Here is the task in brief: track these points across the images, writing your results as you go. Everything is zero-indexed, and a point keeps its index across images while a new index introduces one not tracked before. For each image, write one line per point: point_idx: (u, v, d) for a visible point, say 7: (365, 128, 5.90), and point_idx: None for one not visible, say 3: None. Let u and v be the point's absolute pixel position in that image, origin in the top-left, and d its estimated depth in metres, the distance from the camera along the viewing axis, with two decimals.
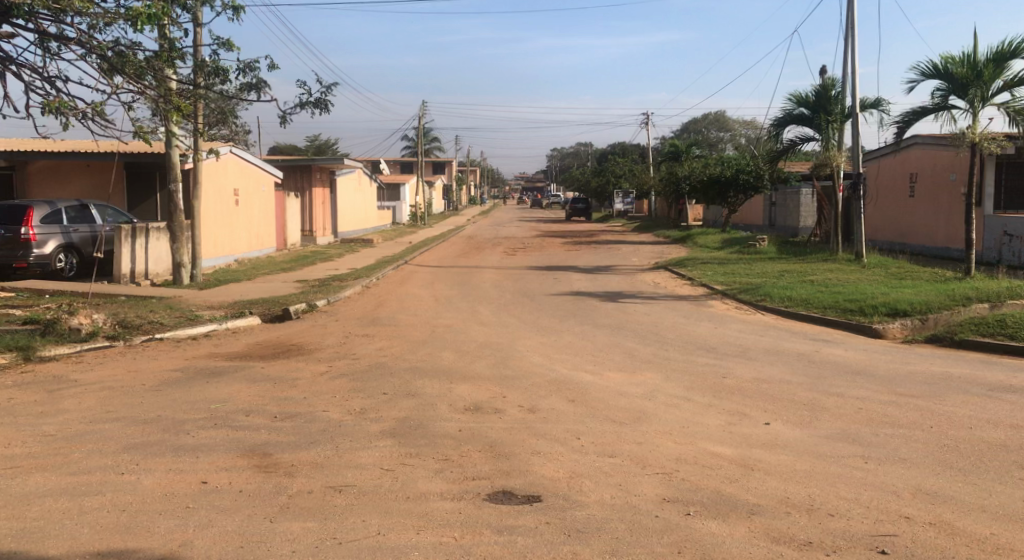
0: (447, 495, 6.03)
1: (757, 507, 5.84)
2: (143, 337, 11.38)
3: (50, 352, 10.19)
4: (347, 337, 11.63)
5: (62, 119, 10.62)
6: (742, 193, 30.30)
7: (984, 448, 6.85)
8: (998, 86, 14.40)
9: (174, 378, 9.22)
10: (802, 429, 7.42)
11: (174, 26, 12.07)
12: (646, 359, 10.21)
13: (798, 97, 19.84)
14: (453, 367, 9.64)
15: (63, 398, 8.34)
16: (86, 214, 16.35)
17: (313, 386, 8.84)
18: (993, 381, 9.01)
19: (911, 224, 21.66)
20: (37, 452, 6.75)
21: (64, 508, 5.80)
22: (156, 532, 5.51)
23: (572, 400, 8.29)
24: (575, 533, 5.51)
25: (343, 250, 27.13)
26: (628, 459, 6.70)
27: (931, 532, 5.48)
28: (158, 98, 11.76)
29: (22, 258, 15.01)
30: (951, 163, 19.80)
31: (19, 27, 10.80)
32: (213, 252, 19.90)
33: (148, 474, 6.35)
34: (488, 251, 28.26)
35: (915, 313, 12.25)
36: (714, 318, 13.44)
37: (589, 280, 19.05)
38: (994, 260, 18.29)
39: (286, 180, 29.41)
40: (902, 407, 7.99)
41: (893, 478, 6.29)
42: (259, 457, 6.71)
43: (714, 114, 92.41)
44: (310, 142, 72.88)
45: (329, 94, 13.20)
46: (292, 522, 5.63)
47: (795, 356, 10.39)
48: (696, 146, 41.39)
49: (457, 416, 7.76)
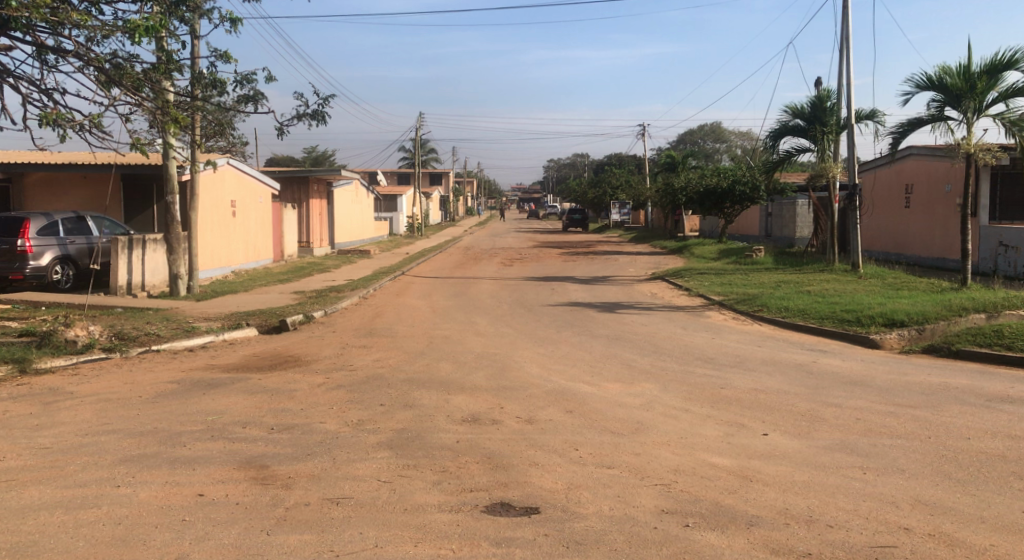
0: (445, 507, 6.02)
1: (756, 519, 5.83)
2: (140, 348, 11.35)
3: (46, 364, 10.17)
4: (344, 349, 11.62)
5: (59, 130, 10.65)
6: (739, 205, 30.68)
7: (983, 458, 6.85)
8: (992, 98, 14.47)
9: (170, 390, 9.19)
10: (800, 439, 7.42)
11: (172, 39, 12.11)
12: (644, 370, 10.20)
13: (793, 108, 19.89)
14: (451, 379, 9.62)
15: (59, 411, 8.31)
16: (83, 226, 16.37)
17: (310, 397, 8.82)
18: (991, 391, 9.02)
19: (906, 235, 21.75)
20: (32, 466, 6.72)
21: (59, 521, 5.78)
22: (151, 545, 5.49)
23: (570, 411, 8.29)
24: (574, 545, 5.49)
25: (340, 261, 27.15)
26: (626, 470, 6.69)
27: (931, 543, 5.48)
28: (156, 110, 11.73)
29: (18, 270, 14.94)
30: (946, 174, 19.87)
31: (17, 39, 10.82)
32: (211, 263, 19.90)
33: (144, 487, 6.33)
34: (486, 261, 28.29)
35: (911, 323, 12.27)
36: (712, 329, 13.44)
37: (586, 290, 19.06)
38: (990, 271, 18.32)
39: (283, 192, 29.50)
40: (900, 418, 7.99)
41: (892, 489, 6.30)
42: (256, 470, 6.69)
43: (710, 125, 92.68)
44: (308, 154, 72.94)
45: (326, 105, 13.24)
46: (290, 534, 5.62)
47: (793, 367, 10.40)
48: (692, 157, 41.47)
49: (455, 427, 7.75)
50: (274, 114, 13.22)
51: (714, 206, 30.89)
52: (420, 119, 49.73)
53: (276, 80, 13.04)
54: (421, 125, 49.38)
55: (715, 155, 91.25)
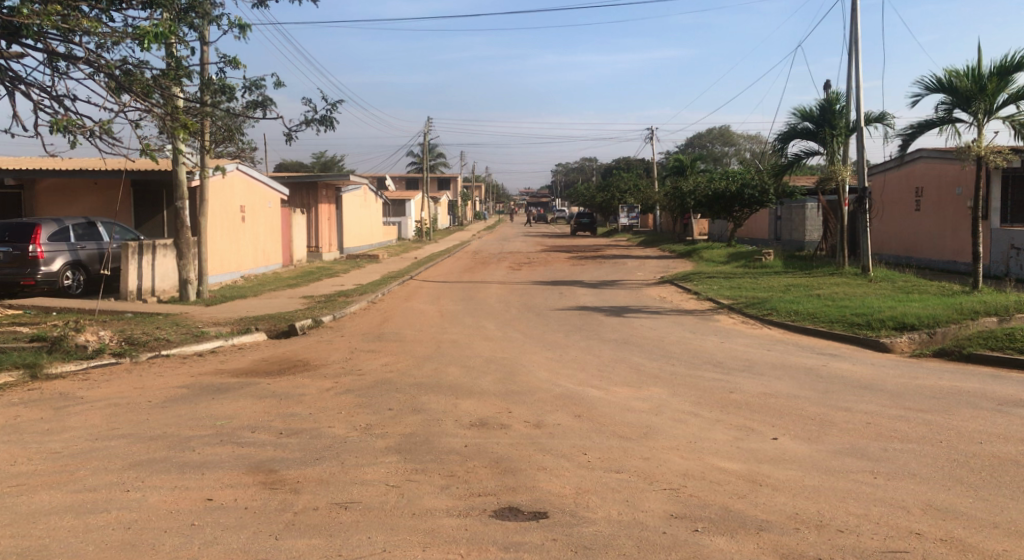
0: (453, 511, 6.01)
1: (765, 523, 5.80)
2: (150, 353, 11.37)
3: (57, 369, 10.20)
4: (352, 353, 11.63)
5: (70, 137, 10.69)
6: (748, 208, 30.47)
7: (995, 463, 6.80)
8: (1003, 99, 14.40)
9: (179, 395, 9.19)
10: (810, 443, 7.40)
11: (181, 45, 12.15)
12: (652, 374, 10.17)
13: (802, 112, 19.85)
14: (459, 383, 9.61)
15: (69, 416, 8.32)
16: (94, 231, 16.38)
17: (319, 402, 8.82)
18: (1002, 395, 8.96)
19: (917, 238, 21.67)
20: (44, 470, 6.75)
21: (69, 525, 5.79)
22: (161, 549, 5.50)
23: (578, 416, 8.26)
24: (582, 550, 5.47)
25: (349, 265, 27.18)
26: (635, 475, 6.66)
27: (943, 549, 5.43)
28: (166, 116, 11.76)
29: (30, 275, 14.99)
30: (957, 176, 19.81)
31: (28, 47, 10.85)
32: (220, 268, 19.95)
33: (153, 491, 6.34)
34: (494, 266, 28.18)
35: (922, 326, 12.21)
36: (721, 333, 13.38)
37: (595, 294, 19.00)
38: (1002, 274, 18.24)
39: (292, 197, 29.59)
40: (911, 423, 7.94)
41: (903, 494, 6.25)
42: (265, 474, 6.69)
43: (718, 129, 92.84)
44: (315, 159, 72.88)
45: (334, 111, 13.25)
46: (298, 539, 5.62)
47: (803, 371, 10.35)
48: (700, 161, 41.47)
49: (463, 432, 7.74)
50: (282, 119, 13.24)
51: (722, 210, 30.67)
52: (427, 122, 49.69)
53: (284, 86, 13.06)
54: (428, 129, 49.47)
55: (723, 158, 91.26)
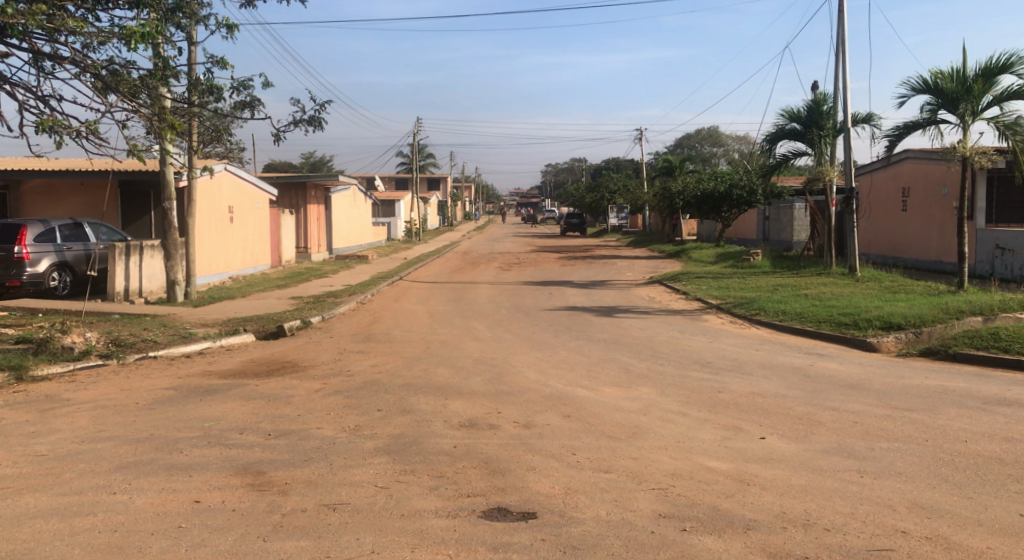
0: (442, 512, 6.01)
1: (752, 523, 5.82)
2: (138, 354, 11.34)
3: (43, 371, 10.16)
4: (341, 354, 11.62)
5: (55, 137, 10.63)
6: (736, 209, 30.56)
7: (980, 461, 6.85)
8: (987, 101, 14.50)
9: (166, 396, 9.16)
10: (797, 443, 7.43)
11: (168, 45, 12.10)
12: (641, 374, 10.20)
13: (789, 112, 19.91)
14: (449, 384, 9.61)
15: (55, 418, 8.29)
16: (80, 232, 16.29)
17: (307, 403, 8.82)
18: (987, 394, 9.02)
19: (904, 238, 21.77)
20: (29, 473, 6.71)
21: (55, 528, 5.77)
22: (148, 552, 5.48)
23: (567, 416, 8.28)
24: (570, 550, 5.48)
25: (338, 266, 27.15)
26: (624, 474, 6.68)
27: (928, 547, 5.47)
28: (153, 116, 11.71)
29: (15, 276, 14.91)
30: (943, 177, 19.92)
31: (14, 47, 10.80)
32: (208, 269, 19.90)
33: (140, 493, 6.32)
34: (483, 266, 28.17)
35: (909, 326, 12.28)
36: (710, 333, 13.43)
37: (584, 294, 19.04)
38: (987, 273, 18.33)
39: (280, 198, 29.38)
40: (898, 422, 7.98)
41: (889, 493, 6.28)
42: (253, 476, 6.68)
43: (707, 130, 93.21)
44: (304, 159, 72.70)
45: (322, 112, 13.22)
46: (286, 541, 5.61)
47: (791, 370, 10.39)
48: (688, 161, 41.62)
49: (453, 432, 7.74)
50: (270, 120, 13.21)
51: (711, 210, 30.76)
52: (418, 123, 49.72)
53: (273, 86, 13.03)
54: (418, 130, 49.47)
55: (712, 159, 91.68)
